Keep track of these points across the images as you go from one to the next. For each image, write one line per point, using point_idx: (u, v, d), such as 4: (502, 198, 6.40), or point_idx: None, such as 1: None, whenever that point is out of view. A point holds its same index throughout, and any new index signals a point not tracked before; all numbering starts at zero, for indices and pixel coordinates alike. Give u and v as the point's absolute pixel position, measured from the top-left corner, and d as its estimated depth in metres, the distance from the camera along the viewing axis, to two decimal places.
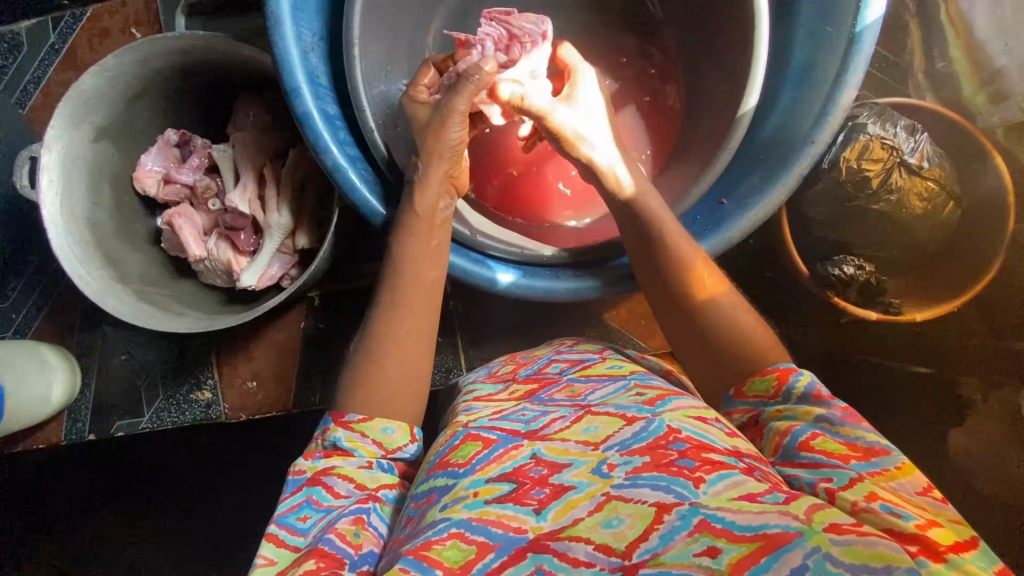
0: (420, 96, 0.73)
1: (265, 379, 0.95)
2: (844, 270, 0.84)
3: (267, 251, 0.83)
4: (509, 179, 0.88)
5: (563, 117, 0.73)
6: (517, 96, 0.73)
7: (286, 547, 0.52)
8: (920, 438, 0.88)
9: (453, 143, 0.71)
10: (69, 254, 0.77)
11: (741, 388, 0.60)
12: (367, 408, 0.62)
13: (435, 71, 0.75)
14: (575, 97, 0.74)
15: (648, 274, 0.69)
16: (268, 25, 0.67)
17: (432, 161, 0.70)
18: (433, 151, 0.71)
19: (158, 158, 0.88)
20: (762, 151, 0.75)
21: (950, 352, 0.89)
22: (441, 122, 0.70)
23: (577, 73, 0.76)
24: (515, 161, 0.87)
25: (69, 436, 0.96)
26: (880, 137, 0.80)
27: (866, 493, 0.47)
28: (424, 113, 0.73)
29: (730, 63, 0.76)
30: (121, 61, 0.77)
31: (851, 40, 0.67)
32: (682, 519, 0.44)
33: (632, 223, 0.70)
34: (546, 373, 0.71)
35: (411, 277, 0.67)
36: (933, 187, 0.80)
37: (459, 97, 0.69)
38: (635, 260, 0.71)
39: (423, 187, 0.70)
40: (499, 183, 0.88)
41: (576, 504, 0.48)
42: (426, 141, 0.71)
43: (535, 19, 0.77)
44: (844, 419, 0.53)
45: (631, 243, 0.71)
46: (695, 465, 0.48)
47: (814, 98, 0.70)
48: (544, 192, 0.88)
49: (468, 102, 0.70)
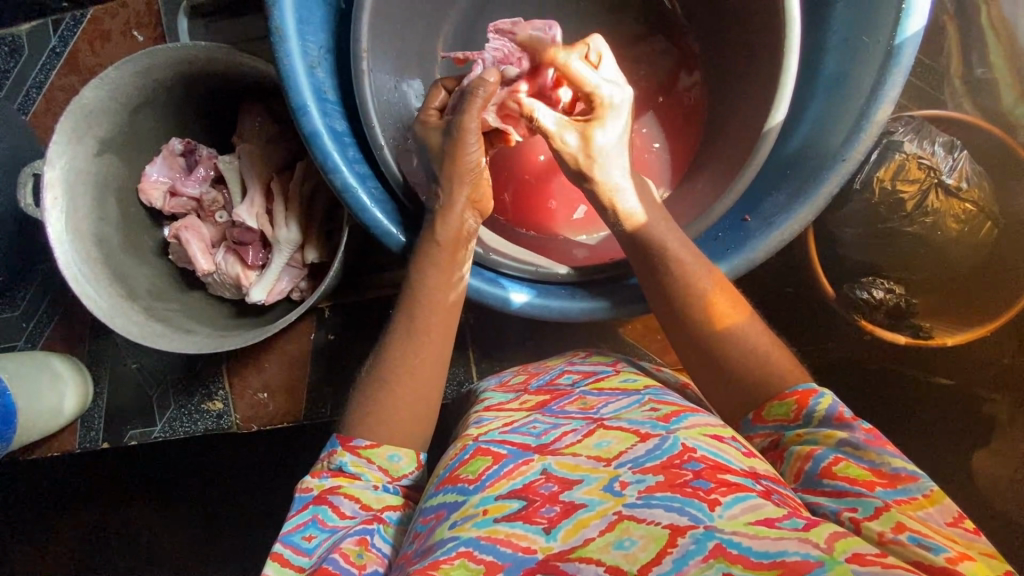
0: (431, 119, 0.70)
1: (276, 390, 0.94)
2: (873, 293, 0.82)
3: (277, 265, 0.82)
4: (555, 211, 0.84)
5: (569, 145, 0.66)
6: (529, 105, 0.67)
7: (291, 568, 0.52)
8: (940, 454, 0.86)
9: (472, 167, 0.67)
10: (76, 273, 0.76)
11: (760, 413, 0.57)
12: (376, 433, 0.60)
13: (445, 93, 0.73)
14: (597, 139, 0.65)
15: (657, 295, 0.65)
16: (272, 41, 0.64)
17: (451, 187, 0.66)
18: (452, 176, 0.66)
19: (164, 167, 0.85)
20: (786, 167, 0.71)
21: (977, 369, 0.86)
22: (456, 143, 0.66)
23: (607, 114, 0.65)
24: (550, 194, 0.84)
25: (83, 444, 0.97)
26: (916, 155, 0.77)
27: (893, 523, 0.45)
28: (436, 139, 0.68)
29: (759, 71, 0.72)
30: (122, 73, 0.74)
31: (889, 52, 0.64)
32: (696, 543, 0.42)
33: (641, 252, 0.66)
34: (558, 383, 0.69)
35: (422, 297, 0.65)
36: (970, 208, 0.77)
37: (470, 114, 0.66)
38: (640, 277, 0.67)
39: (446, 213, 0.66)
40: (541, 214, 0.84)
41: (587, 523, 0.46)
42: (444, 166, 0.67)
43: (542, 24, 0.75)
44: (868, 443, 0.51)
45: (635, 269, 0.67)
46: (710, 486, 0.46)
47: (846, 108, 0.67)
48: (579, 212, 0.84)
49: (479, 118, 0.66)
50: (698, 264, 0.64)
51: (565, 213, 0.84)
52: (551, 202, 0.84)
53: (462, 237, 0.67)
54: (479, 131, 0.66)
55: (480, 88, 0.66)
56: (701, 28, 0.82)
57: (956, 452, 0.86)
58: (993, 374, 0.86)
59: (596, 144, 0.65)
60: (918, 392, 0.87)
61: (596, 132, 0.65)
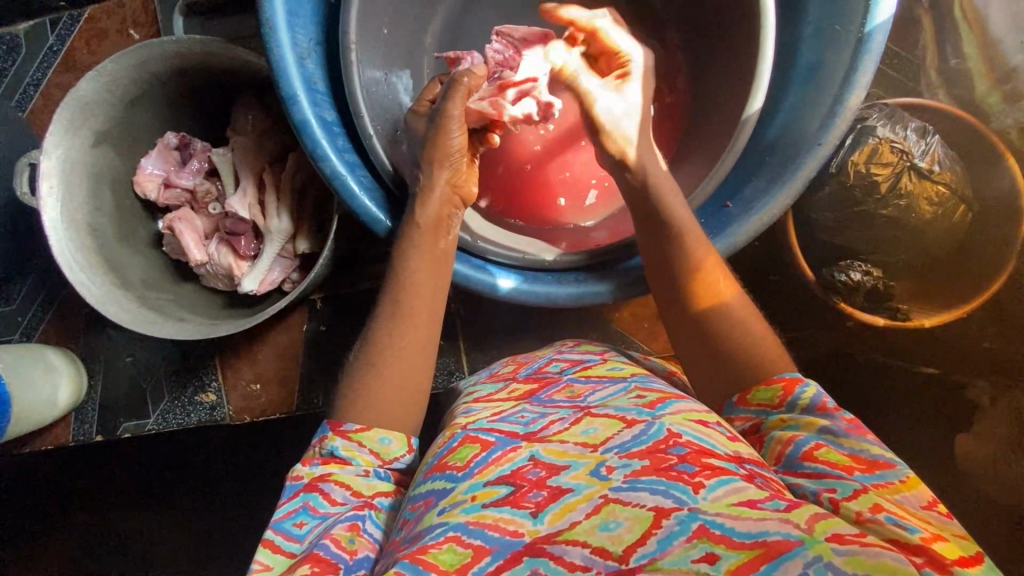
0: (422, 108, 0.73)
1: (269, 381, 0.95)
2: (851, 275, 0.83)
3: (268, 255, 0.83)
4: (566, 206, 0.86)
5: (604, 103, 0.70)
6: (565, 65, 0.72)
7: (283, 553, 0.52)
8: (925, 441, 0.87)
9: (454, 150, 0.70)
10: (71, 261, 0.77)
11: (745, 396, 0.58)
12: (365, 417, 0.61)
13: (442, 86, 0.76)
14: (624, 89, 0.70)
15: (659, 277, 0.67)
16: (263, 32, 0.66)
17: (433, 168, 0.69)
18: (433, 160, 0.69)
19: (158, 161, 0.87)
20: (765, 154, 0.73)
21: (960, 354, 0.88)
22: (439, 130, 0.69)
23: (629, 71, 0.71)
24: (557, 189, 0.85)
25: (77, 437, 0.97)
26: (889, 140, 0.79)
27: (871, 504, 0.46)
28: (421, 125, 0.72)
29: (737, 59, 0.74)
30: (118, 66, 0.76)
31: (860, 40, 0.66)
32: (680, 524, 0.43)
33: (647, 235, 0.67)
34: (546, 372, 0.70)
35: (412, 286, 0.66)
36: (943, 190, 0.79)
37: (452, 102, 0.68)
38: (646, 258, 0.69)
39: (424, 200, 0.69)
40: (551, 213, 0.86)
41: (573, 507, 0.46)
42: (428, 150, 0.69)
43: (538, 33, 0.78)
44: (848, 431, 0.51)
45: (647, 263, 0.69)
46: (694, 469, 0.46)
47: (822, 96, 0.69)
48: (589, 197, 0.86)
49: (462, 106, 0.69)
50: (681, 248, 0.65)
51: (576, 203, 0.86)
52: (559, 199, 0.85)
53: (442, 221, 0.69)
54: (462, 119, 0.69)
55: (465, 75, 0.69)
56: (684, 22, 0.84)
57: (941, 438, 0.87)
58: (976, 360, 0.87)
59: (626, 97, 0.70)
60: (903, 380, 0.89)
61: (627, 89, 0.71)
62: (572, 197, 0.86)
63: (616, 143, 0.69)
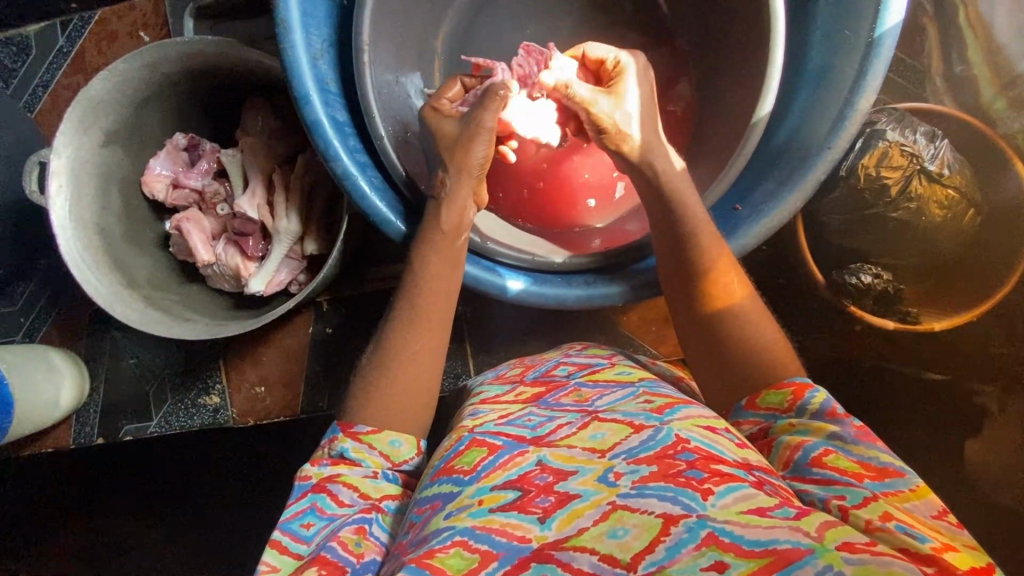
0: (444, 108, 0.72)
1: (273, 384, 0.95)
2: (861, 278, 0.86)
3: (276, 256, 0.83)
4: (602, 201, 0.85)
5: (605, 109, 0.67)
6: (562, 83, 0.68)
7: (289, 555, 0.52)
8: (931, 448, 0.87)
9: (479, 163, 0.69)
10: (78, 261, 0.77)
11: (754, 400, 0.58)
12: (376, 420, 0.60)
13: (460, 87, 0.75)
14: (619, 89, 0.68)
15: (672, 278, 0.67)
16: (277, 32, 0.66)
17: (461, 178, 0.68)
18: (460, 169, 0.68)
19: (167, 161, 0.87)
20: (774, 159, 0.73)
21: (966, 361, 0.88)
22: (469, 139, 0.68)
23: (623, 66, 0.70)
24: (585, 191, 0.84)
25: (77, 439, 0.97)
26: (899, 143, 0.79)
27: (880, 512, 0.45)
28: (450, 128, 0.70)
29: (746, 63, 0.74)
30: (130, 66, 0.76)
31: (870, 45, 0.66)
32: (689, 531, 0.42)
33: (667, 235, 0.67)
34: (554, 375, 0.70)
35: (420, 289, 0.66)
36: (953, 195, 0.80)
37: (488, 113, 0.68)
38: (661, 264, 0.68)
39: (450, 204, 0.68)
40: (583, 217, 0.86)
41: (581, 513, 0.46)
42: (454, 157, 0.68)
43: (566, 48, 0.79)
44: (857, 438, 0.51)
45: (661, 266, 0.69)
46: (703, 476, 0.45)
47: (832, 101, 0.69)
48: (618, 189, 0.85)
49: (496, 117, 0.68)
50: (692, 249, 0.65)
51: (608, 194, 0.85)
52: (590, 201, 0.85)
53: (460, 228, 0.68)
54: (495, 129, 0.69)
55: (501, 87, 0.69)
56: (693, 27, 0.85)
57: (948, 447, 0.87)
58: (980, 364, 0.88)
59: (624, 95, 0.68)
60: (907, 388, 0.89)
61: (624, 86, 0.69)
62: (601, 192, 0.85)
63: (621, 142, 0.68)
